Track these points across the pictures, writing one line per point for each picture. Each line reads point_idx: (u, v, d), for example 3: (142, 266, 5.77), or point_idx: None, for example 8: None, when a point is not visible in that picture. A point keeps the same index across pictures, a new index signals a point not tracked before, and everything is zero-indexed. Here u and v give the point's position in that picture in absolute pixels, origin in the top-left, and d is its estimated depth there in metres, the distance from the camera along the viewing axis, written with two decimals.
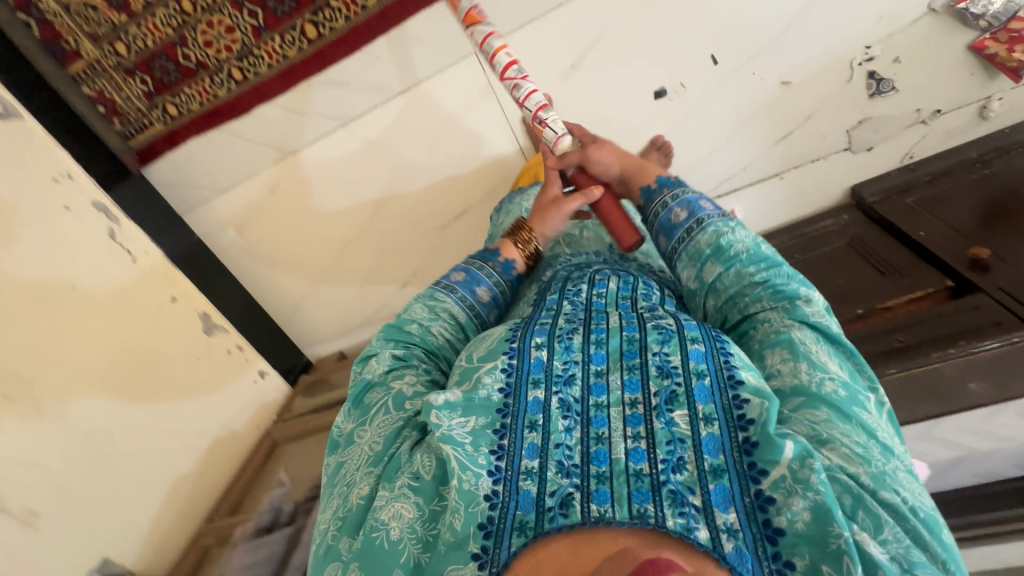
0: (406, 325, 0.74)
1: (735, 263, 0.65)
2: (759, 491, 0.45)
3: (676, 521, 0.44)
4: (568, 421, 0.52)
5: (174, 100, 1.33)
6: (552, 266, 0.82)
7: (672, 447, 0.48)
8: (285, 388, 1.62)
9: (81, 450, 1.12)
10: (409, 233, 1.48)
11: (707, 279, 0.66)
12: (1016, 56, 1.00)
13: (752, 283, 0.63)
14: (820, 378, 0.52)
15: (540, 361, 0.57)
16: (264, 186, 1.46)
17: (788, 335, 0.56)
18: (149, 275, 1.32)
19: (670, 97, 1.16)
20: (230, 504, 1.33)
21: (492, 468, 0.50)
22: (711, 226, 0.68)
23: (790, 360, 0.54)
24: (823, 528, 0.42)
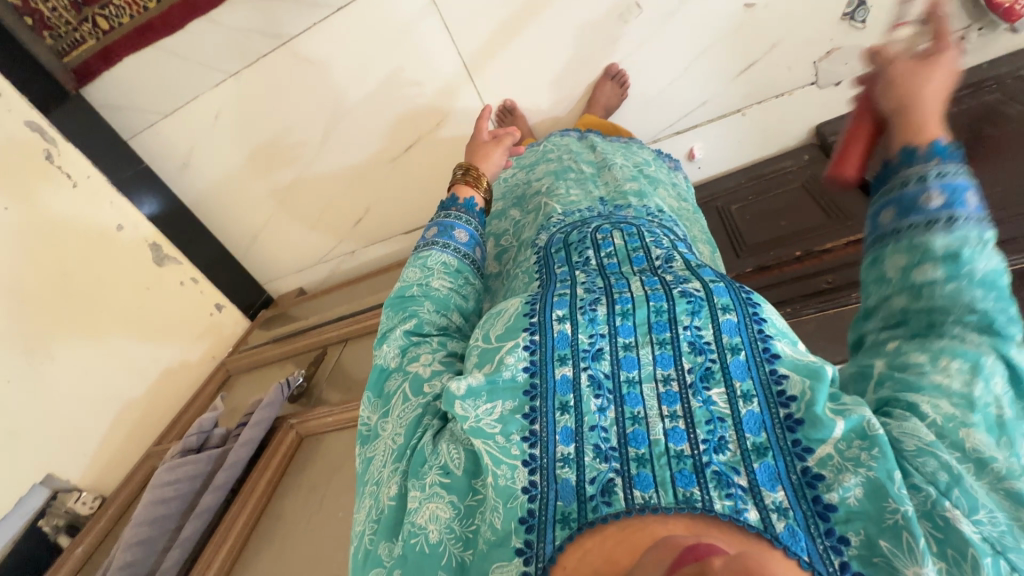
0: (406, 291, 0.67)
1: (966, 279, 0.43)
2: (805, 467, 0.41)
3: (724, 503, 0.40)
4: (600, 400, 0.46)
5: (104, 12, 1.20)
6: (545, 228, 0.74)
7: (712, 427, 0.44)
8: (244, 322, 1.63)
9: (21, 369, 1.15)
10: (363, 169, 1.40)
11: (913, 279, 0.45)
12: None
13: (971, 312, 0.42)
14: (991, 402, 0.39)
15: (564, 335, 0.50)
16: (206, 112, 1.36)
17: (975, 354, 0.40)
18: (90, 199, 1.32)
19: (625, 20, 1.08)
20: (181, 429, 1.36)
21: (527, 458, 0.44)
22: (965, 228, 0.44)
23: (968, 373, 0.40)
24: (877, 504, 0.37)
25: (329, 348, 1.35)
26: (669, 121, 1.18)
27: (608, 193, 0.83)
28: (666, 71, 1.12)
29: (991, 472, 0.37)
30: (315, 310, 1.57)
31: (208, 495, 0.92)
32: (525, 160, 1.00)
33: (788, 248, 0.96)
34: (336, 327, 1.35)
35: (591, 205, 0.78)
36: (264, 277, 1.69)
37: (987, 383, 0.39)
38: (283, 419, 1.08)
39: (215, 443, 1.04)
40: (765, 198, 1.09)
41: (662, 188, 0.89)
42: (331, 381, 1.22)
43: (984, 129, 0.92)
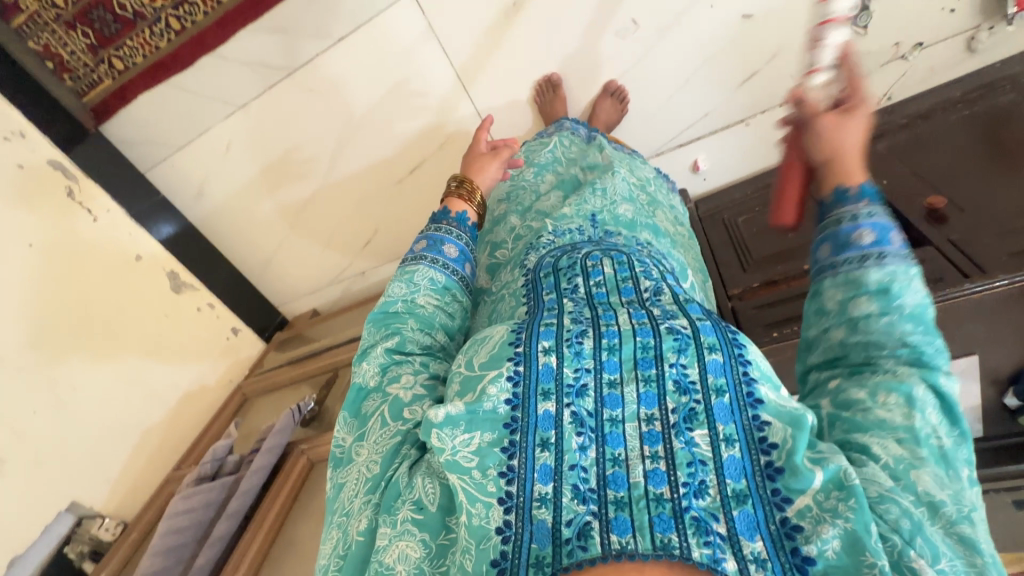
0: (390, 306, 0.67)
1: (897, 314, 0.47)
2: (784, 518, 0.42)
3: (702, 552, 0.40)
4: (582, 438, 0.47)
5: (119, 54, 1.25)
6: (535, 249, 0.73)
7: (693, 470, 0.44)
8: (259, 345, 1.67)
9: (46, 400, 1.19)
10: (370, 190, 1.41)
11: (853, 313, 0.49)
12: None
13: (901, 347, 0.47)
14: (929, 431, 0.43)
15: (549, 368, 0.51)
16: (218, 144, 1.40)
17: (908, 390, 0.44)
18: (109, 232, 1.36)
19: (621, 36, 1.08)
20: (199, 453, 1.39)
21: (502, 496, 0.44)
22: (893, 266, 0.49)
23: (906, 411, 0.44)
24: (855, 557, 0.39)
25: (341, 371, 1.37)
26: (670, 133, 1.17)
27: (603, 209, 0.81)
28: (666, 84, 1.11)
29: (946, 518, 0.40)
30: (328, 332, 1.59)
31: (222, 523, 0.94)
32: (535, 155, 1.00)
33: (797, 261, 0.94)
34: (349, 349, 1.37)
35: (581, 224, 0.76)
36: (277, 300, 1.72)
37: (924, 413, 0.44)
38: (294, 444, 1.09)
39: (229, 470, 1.05)
40: (770, 210, 1.07)
41: (660, 212, 0.89)
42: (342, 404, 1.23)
43: (1001, 133, 0.87)
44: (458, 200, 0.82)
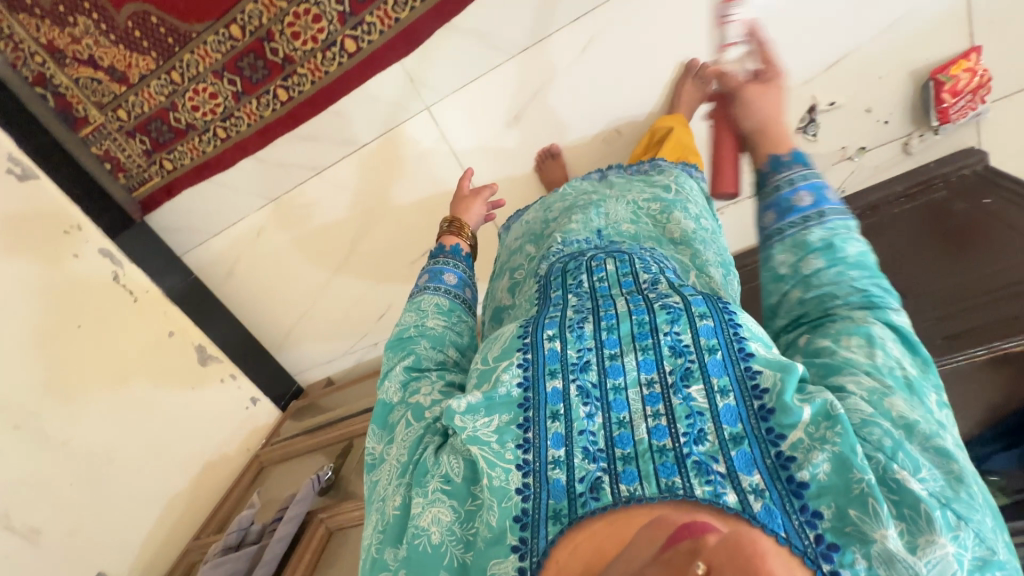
0: (404, 332, 0.79)
1: (841, 264, 0.60)
2: (780, 451, 0.49)
3: (704, 489, 0.47)
4: (588, 408, 0.54)
5: (169, 157, 1.43)
6: (546, 258, 0.82)
7: (693, 421, 0.51)
8: (276, 413, 1.75)
9: (82, 473, 1.27)
10: (386, 272, 1.56)
11: (803, 270, 0.61)
12: (948, 100, 1.02)
13: (851, 292, 0.58)
14: (894, 364, 0.52)
15: (555, 352, 0.58)
16: (249, 230, 1.56)
17: (868, 328, 0.54)
18: (147, 311, 1.50)
19: (606, 142, 1.24)
20: (218, 523, 1.46)
21: (521, 462, 0.53)
22: (831, 222, 0.63)
23: (868, 347, 0.53)
24: (844, 476, 0.46)
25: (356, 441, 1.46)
26: None
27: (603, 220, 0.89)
28: None
29: (920, 436, 0.48)
30: (347, 401, 1.68)
31: None
32: (546, 202, 1.05)
33: None
34: (362, 419, 1.46)
35: (588, 236, 0.85)
36: (295, 369, 1.82)
37: (884, 349, 0.53)
38: (312, 513, 1.18)
39: (252, 539, 1.13)
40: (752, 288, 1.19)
41: (677, 211, 0.92)
42: (357, 474, 1.30)
43: (946, 225, 1.02)
44: (451, 237, 1.01)
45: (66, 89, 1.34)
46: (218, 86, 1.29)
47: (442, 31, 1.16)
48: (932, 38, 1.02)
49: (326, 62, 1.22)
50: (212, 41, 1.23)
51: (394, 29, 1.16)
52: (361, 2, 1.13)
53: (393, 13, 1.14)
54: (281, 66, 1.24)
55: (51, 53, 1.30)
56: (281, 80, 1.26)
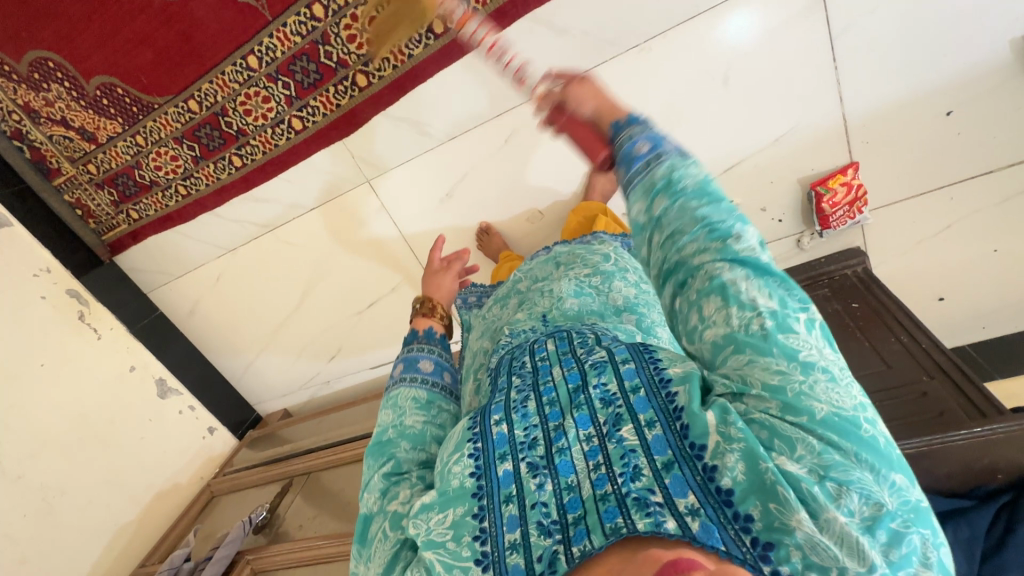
0: (382, 435, 0.72)
1: (681, 197, 0.59)
2: (704, 464, 0.48)
3: (645, 522, 0.46)
4: (538, 478, 0.53)
5: (136, 208, 1.54)
6: (496, 351, 0.79)
7: (627, 459, 0.51)
8: (233, 441, 1.88)
9: (35, 505, 1.39)
10: (334, 320, 1.69)
11: (655, 212, 0.60)
12: (826, 208, 1.15)
13: (696, 227, 0.56)
14: (748, 319, 0.50)
15: (502, 436, 0.56)
16: (210, 277, 1.67)
17: (719, 281, 0.52)
18: (109, 348, 1.60)
19: (529, 221, 1.36)
20: (164, 551, 1.59)
21: (479, 557, 0.50)
22: (668, 161, 0.63)
23: (722, 308, 0.51)
24: (756, 471, 0.46)
25: (295, 479, 1.59)
26: None
27: (550, 305, 0.83)
28: None
29: (784, 415, 0.47)
30: (301, 435, 1.79)
31: None
32: (498, 297, 1.00)
33: None
34: (303, 460, 1.60)
35: (534, 326, 0.80)
36: (254, 399, 1.95)
37: (736, 304, 0.51)
38: (241, 553, 1.37)
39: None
40: None
41: (617, 279, 0.87)
42: (292, 513, 1.48)
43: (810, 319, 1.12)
44: (424, 320, 0.98)
45: (41, 144, 1.44)
46: (179, 151, 1.39)
47: (378, 116, 1.27)
48: (818, 153, 1.13)
49: (276, 136, 1.33)
50: (172, 112, 1.33)
51: (337, 112, 1.27)
52: (306, 88, 1.24)
53: (334, 100, 1.25)
54: (235, 138, 1.34)
55: (28, 113, 1.39)
56: (235, 149, 1.37)
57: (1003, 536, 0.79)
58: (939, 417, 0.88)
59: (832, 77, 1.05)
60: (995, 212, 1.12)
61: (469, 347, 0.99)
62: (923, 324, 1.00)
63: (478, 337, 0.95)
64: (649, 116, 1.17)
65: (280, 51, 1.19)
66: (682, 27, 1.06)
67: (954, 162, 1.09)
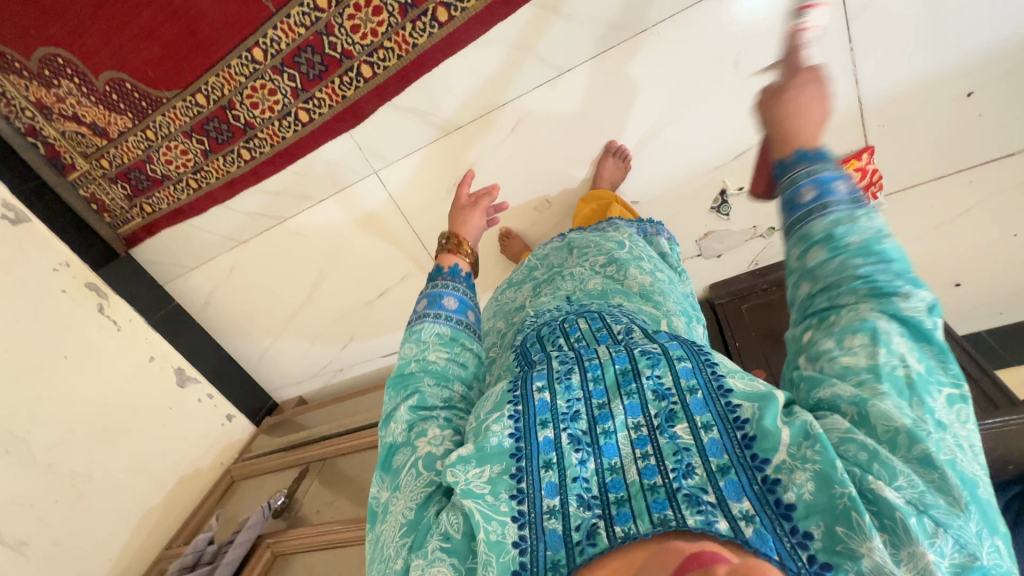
0: (405, 367, 0.70)
1: (843, 253, 0.53)
2: (765, 476, 0.47)
3: (695, 518, 0.45)
4: (581, 453, 0.51)
5: (148, 202, 1.56)
6: (519, 330, 0.77)
7: (680, 456, 0.49)
8: (250, 428, 1.93)
9: (64, 490, 1.45)
10: (345, 309, 1.71)
11: (808, 264, 0.56)
12: None
13: (856, 279, 0.51)
14: (896, 363, 0.47)
15: (544, 402, 0.55)
16: (223, 268, 1.70)
17: (871, 324, 0.49)
18: (129, 339, 1.64)
19: (536, 209, 1.35)
20: (188, 534, 1.65)
21: (516, 514, 0.49)
22: (836, 213, 0.55)
23: (869, 347, 0.48)
24: (828, 494, 0.44)
25: (312, 465, 1.63)
26: None
27: (575, 291, 0.82)
28: None
29: (903, 447, 0.44)
30: (317, 422, 1.83)
31: None
32: (513, 280, 1.00)
33: None
34: (318, 447, 1.64)
35: (558, 305, 0.78)
36: (270, 387, 1.99)
37: (887, 348, 0.48)
38: (262, 537, 1.43)
39: (206, 560, 1.37)
40: None
41: (632, 267, 0.86)
42: (310, 497, 1.53)
43: None
44: (448, 255, 0.90)
45: (54, 140, 1.45)
46: (188, 144, 1.40)
47: (384, 107, 1.26)
48: (833, 137, 1.10)
49: (283, 129, 1.33)
50: (180, 106, 1.33)
51: (342, 104, 1.27)
52: (311, 80, 1.23)
53: (340, 91, 1.25)
54: (243, 131, 1.35)
55: (40, 109, 1.40)
56: (244, 142, 1.37)
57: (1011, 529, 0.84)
58: None
59: (847, 59, 1.02)
60: (1014, 196, 1.10)
61: (490, 313, 0.96)
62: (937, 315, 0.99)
63: (491, 318, 0.94)
64: (657, 103, 1.15)
65: (284, 43, 1.19)
66: (692, 11, 1.03)
67: (972, 144, 1.06)
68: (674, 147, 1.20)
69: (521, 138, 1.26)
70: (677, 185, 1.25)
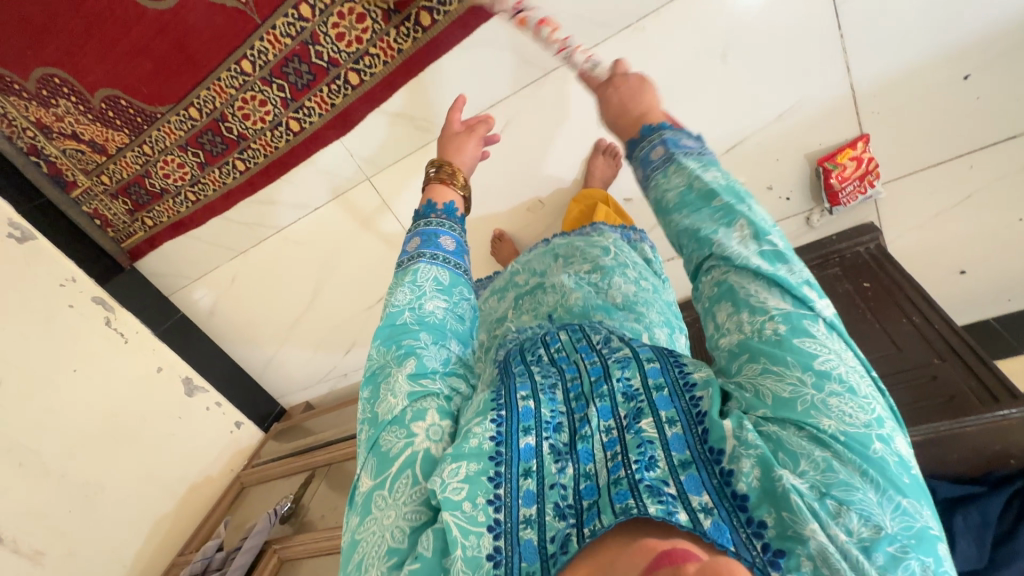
0: (398, 316, 0.68)
1: (678, 216, 0.63)
2: (722, 468, 0.47)
3: (657, 507, 0.44)
4: (559, 464, 0.52)
5: (150, 216, 1.59)
6: (502, 344, 0.76)
7: (643, 450, 0.49)
8: (259, 434, 1.95)
9: (77, 500, 1.49)
10: (346, 315, 1.72)
11: (672, 238, 0.65)
12: (834, 183, 1.10)
13: (697, 238, 0.61)
14: (761, 322, 0.52)
15: (528, 410, 0.55)
16: (225, 278, 1.72)
17: (726, 284, 0.56)
18: (136, 350, 1.66)
19: (529, 210, 1.34)
20: (199, 540, 1.69)
21: (492, 524, 0.48)
22: (659, 184, 0.67)
23: (733, 312, 0.55)
24: (769, 479, 0.45)
25: (317, 470, 1.64)
26: None
27: (556, 307, 0.81)
28: None
29: (794, 426, 0.47)
30: (322, 427, 1.84)
31: None
32: (496, 286, 1.01)
33: None
34: (322, 453, 1.65)
35: (540, 323, 0.78)
36: (277, 393, 2.01)
37: (744, 305, 0.54)
38: (269, 543, 1.46)
39: (215, 566, 1.41)
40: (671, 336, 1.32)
41: (616, 276, 0.86)
42: (315, 503, 1.55)
43: None
44: (441, 185, 0.88)
45: (57, 159, 1.48)
46: (185, 157, 1.42)
47: (374, 114, 1.27)
48: (824, 128, 1.08)
49: (275, 139, 1.34)
50: (175, 120, 1.35)
51: (332, 112, 1.27)
52: (300, 90, 1.24)
53: (329, 100, 1.25)
54: (237, 143, 1.36)
55: (40, 129, 1.42)
56: (238, 153, 1.39)
57: (1015, 522, 0.84)
58: (948, 402, 0.85)
59: (837, 46, 1.01)
60: (1017, 181, 1.06)
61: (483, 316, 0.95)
62: (937, 306, 0.96)
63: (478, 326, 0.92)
64: None
65: (272, 54, 1.19)
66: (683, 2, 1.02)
67: (969, 129, 1.03)
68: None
69: (512, 138, 1.25)
70: None
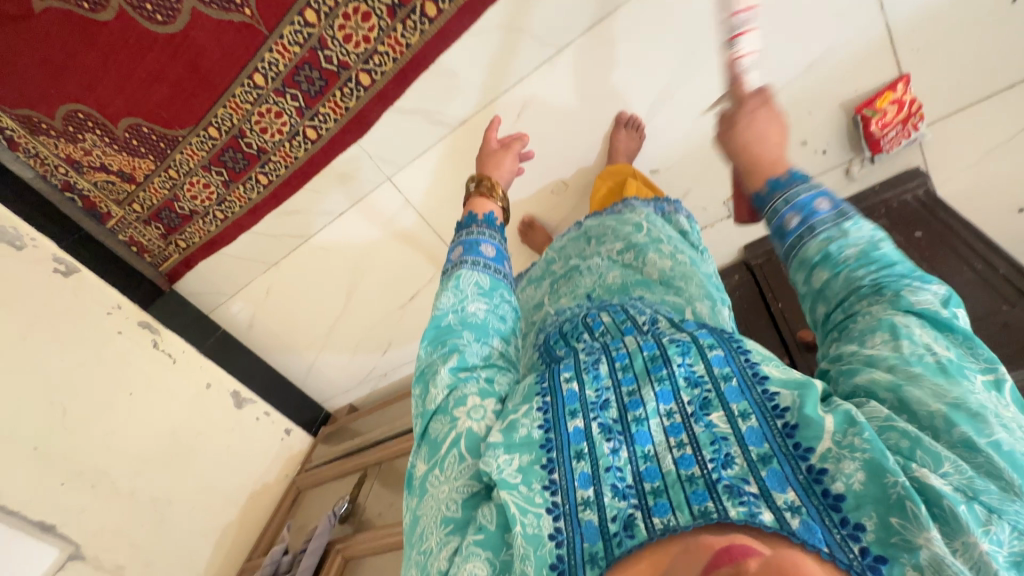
0: (442, 319, 0.67)
1: (845, 267, 0.57)
2: (810, 465, 0.45)
3: (738, 510, 0.42)
4: (612, 443, 0.50)
5: (182, 238, 1.63)
6: (541, 328, 0.75)
7: (718, 446, 0.47)
8: (308, 439, 2.00)
9: (148, 516, 1.56)
10: (380, 316, 1.73)
11: (816, 284, 0.59)
12: (875, 130, 1.05)
13: (863, 285, 0.55)
14: (922, 351, 0.48)
15: (573, 393, 0.54)
16: (260, 291, 1.75)
17: (888, 319, 0.51)
18: (185, 369, 1.73)
19: (553, 192, 1.32)
20: (264, 545, 1.75)
21: (550, 505, 0.47)
22: (824, 231, 0.59)
23: (891, 339, 0.49)
24: (880, 484, 0.42)
25: (369, 469, 1.68)
26: None
27: (595, 289, 0.79)
28: None
29: (944, 431, 0.44)
30: (368, 427, 1.87)
31: None
32: (532, 275, 0.99)
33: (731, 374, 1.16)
34: (371, 453, 1.67)
35: (577, 303, 0.76)
36: (321, 398, 2.05)
37: (908, 338, 0.49)
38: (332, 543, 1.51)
39: (283, 569, 1.47)
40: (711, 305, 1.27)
41: (651, 252, 0.83)
42: (371, 501, 1.58)
43: None
44: (481, 199, 0.91)
45: (90, 193, 1.52)
46: (209, 177, 1.44)
47: (387, 113, 1.26)
48: (864, 69, 1.04)
49: (295, 149, 1.35)
50: (196, 142, 1.37)
51: (347, 116, 1.27)
52: (314, 97, 1.24)
53: (343, 103, 1.25)
54: (258, 157, 1.38)
55: (71, 164, 1.46)
56: (260, 168, 1.40)
57: None
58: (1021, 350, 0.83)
59: None
60: None
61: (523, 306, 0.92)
62: (1000, 250, 0.92)
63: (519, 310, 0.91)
64: (665, 65, 1.10)
65: (283, 64, 1.20)
66: None
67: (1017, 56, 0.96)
68: (690, 109, 1.15)
69: (529, 122, 1.22)
70: (695, 148, 1.19)
